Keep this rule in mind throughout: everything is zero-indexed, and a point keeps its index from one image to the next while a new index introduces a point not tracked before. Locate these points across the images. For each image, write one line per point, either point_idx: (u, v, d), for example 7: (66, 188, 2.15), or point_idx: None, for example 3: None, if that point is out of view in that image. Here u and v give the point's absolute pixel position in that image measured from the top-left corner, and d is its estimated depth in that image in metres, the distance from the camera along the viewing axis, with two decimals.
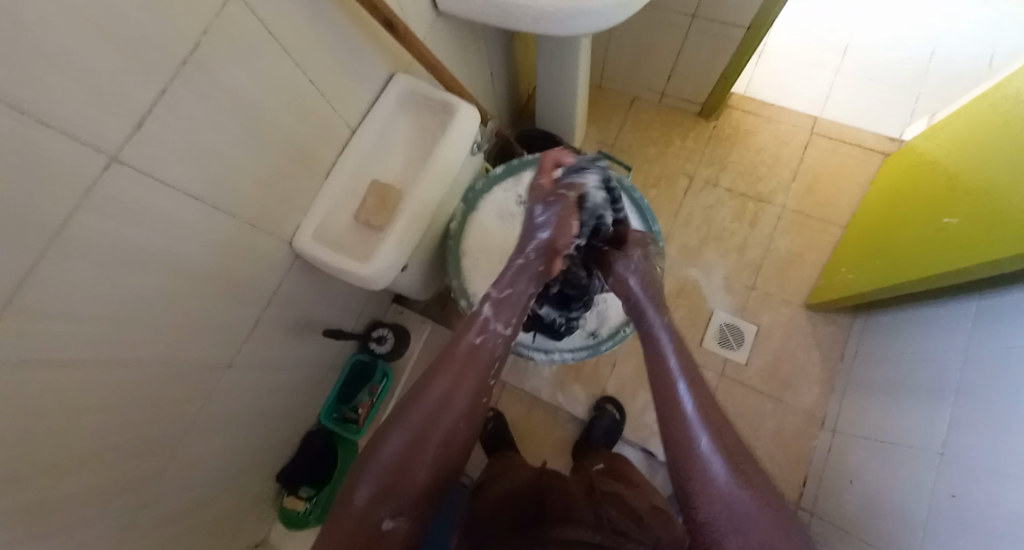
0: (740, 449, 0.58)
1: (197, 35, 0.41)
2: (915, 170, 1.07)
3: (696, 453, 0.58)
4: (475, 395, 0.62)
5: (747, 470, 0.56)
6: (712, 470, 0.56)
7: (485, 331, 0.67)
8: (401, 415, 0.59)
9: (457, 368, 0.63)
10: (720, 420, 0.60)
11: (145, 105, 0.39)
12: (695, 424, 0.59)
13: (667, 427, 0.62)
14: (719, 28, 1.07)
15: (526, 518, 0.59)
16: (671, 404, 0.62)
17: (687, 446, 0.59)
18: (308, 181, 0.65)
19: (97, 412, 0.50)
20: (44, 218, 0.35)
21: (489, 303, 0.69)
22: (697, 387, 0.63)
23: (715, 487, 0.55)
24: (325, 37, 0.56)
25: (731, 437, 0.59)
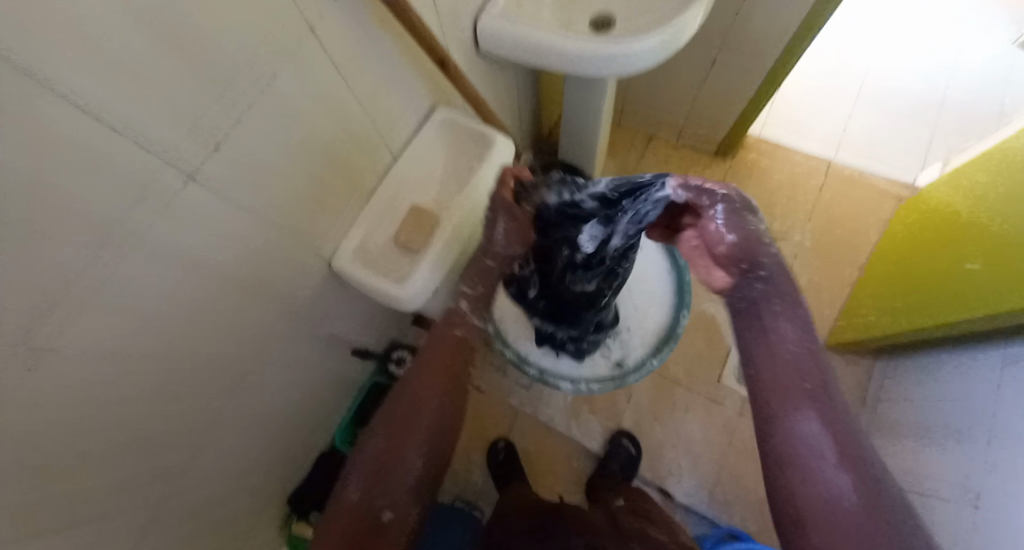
0: (868, 469, 0.47)
1: (271, 68, 0.45)
2: (932, 216, 1.10)
3: (811, 463, 0.48)
4: (456, 383, 0.62)
5: (874, 489, 0.46)
6: (829, 478, 0.47)
7: (468, 324, 0.65)
8: (386, 413, 0.59)
9: (434, 363, 0.62)
10: (845, 431, 0.49)
11: (222, 129, 0.43)
12: (801, 417, 0.50)
13: (771, 425, 0.52)
14: (738, 71, 1.12)
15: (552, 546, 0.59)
16: (777, 401, 0.52)
17: (800, 452, 0.49)
18: (352, 202, 0.67)
19: (132, 417, 0.51)
20: (118, 224, 0.38)
21: (464, 297, 0.64)
22: (817, 385, 0.52)
23: (832, 502, 0.46)
24: (380, 72, 0.60)
25: (861, 454, 0.48)
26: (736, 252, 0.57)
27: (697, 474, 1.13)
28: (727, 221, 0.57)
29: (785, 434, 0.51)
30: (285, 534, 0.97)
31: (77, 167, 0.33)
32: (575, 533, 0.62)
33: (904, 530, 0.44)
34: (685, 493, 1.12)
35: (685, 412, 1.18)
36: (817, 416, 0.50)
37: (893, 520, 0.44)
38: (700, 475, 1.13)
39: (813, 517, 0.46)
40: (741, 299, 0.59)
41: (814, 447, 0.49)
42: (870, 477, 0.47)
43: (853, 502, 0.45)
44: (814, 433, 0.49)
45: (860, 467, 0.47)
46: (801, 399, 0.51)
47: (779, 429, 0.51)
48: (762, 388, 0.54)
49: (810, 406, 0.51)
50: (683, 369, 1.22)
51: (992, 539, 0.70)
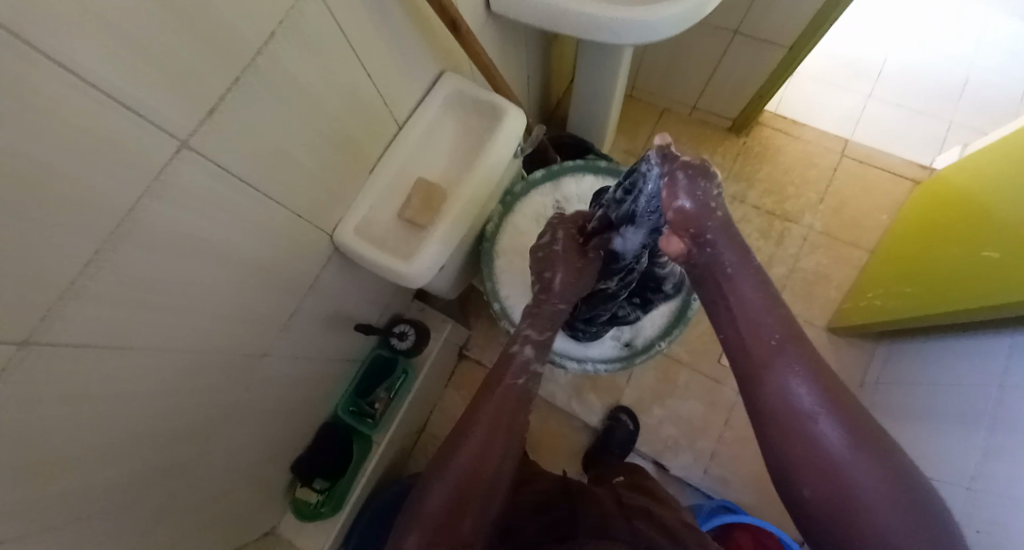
0: (847, 403, 0.48)
1: (271, 26, 0.40)
2: (950, 199, 1.07)
3: (797, 418, 0.47)
4: (514, 436, 0.58)
5: (864, 432, 0.46)
6: (820, 432, 0.46)
7: (527, 373, 0.62)
8: (445, 464, 0.55)
9: (500, 417, 0.58)
10: (822, 370, 0.49)
11: (220, 94, 0.39)
12: (782, 371, 0.49)
13: (754, 385, 0.50)
14: (760, 44, 1.06)
15: (563, 526, 0.61)
16: (759, 360, 0.50)
17: (785, 410, 0.48)
18: (357, 175, 0.65)
19: (142, 398, 0.49)
20: (118, 203, 0.35)
21: (530, 343, 0.63)
22: (786, 328, 0.50)
23: (827, 456, 0.46)
24: (386, 34, 0.56)
25: (842, 394, 0.48)
26: (684, 224, 0.50)
27: (694, 452, 1.15)
28: (682, 189, 0.49)
29: (769, 392, 0.49)
30: (290, 502, 0.98)
31: (72, 143, 0.30)
32: (583, 511, 0.63)
33: (887, 460, 0.45)
34: (681, 469, 1.14)
35: (686, 392, 1.19)
36: (797, 365, 0.49)
37: (879, 451, 0.45)
38: (698, 453, 1.15)
39: (807, 469, 0.46)
40: (703, 256, 0.53)
41: (798, 401, 0.48)
42: (858, 421, 0.47)
43: (842, 447, 0.46)
44: (796, 385, 0.48)
45: (846, 410, 0.47)
46: (777, 353, 0.49)
47: (760, 387, 0.50)
48: (737, 345, 0.52)
49: (785, 357, 0.49)
50: (685, 349, 1.21)
51: (993, 525, 0.71)
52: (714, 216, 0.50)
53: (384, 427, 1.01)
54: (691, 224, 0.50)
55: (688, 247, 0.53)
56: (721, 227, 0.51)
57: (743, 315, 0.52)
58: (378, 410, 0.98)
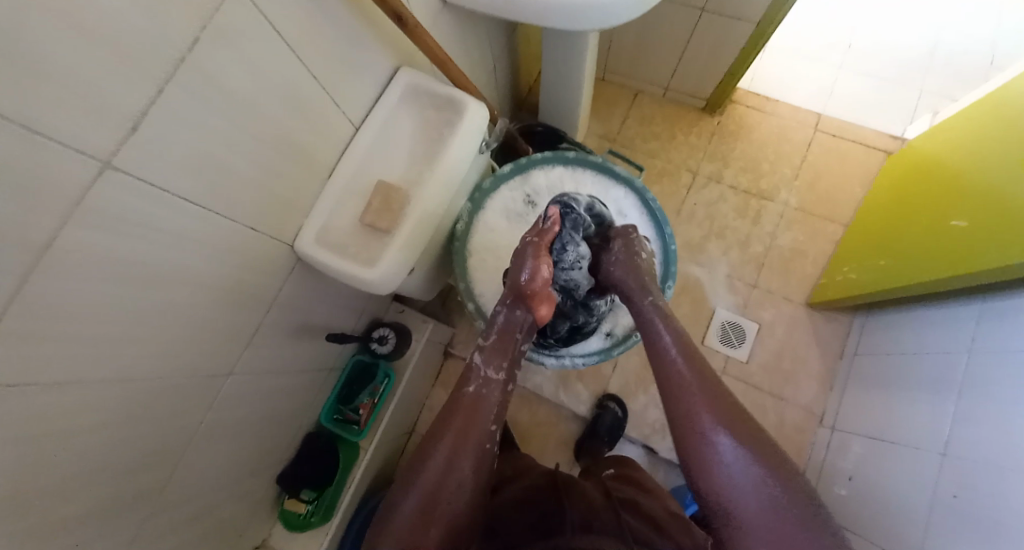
0: (745, 421, 0.55)
1: (192, 30, 0.38)
2: (919, 168, 1.07)
3: (695, 426, 0.56)
4: (480, 446, 0.60)
5: (725, 404, 0.57)
6: (690, 398, 0.58)
7: (479, 380, 0.66)
8: (414, 474, 0.57)
9: (461, 423, 0.61)
10: (724, 397, 0.57)
11: (140, 108, 0.36)
12: (671, 357, 0.63)
13: (669, 403, 0.59)
14: (727, 20, 1.04)
15: (550, 523, 0.59)
16: (671, 384, 0.60)
17: (688, 424, 0.56)
18: (311, 181, 0.63)
19: (95, 428, 0.47)
20: (31, 233, 0.32)
21: (478, 351, 0.69)
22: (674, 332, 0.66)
23: (694, 420, 0.56)
24: (326, 32, 0.53)
25: (713, 379, 0.60)
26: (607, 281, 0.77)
27: None
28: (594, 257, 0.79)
29: (662, 372, 0.62)
30: (278, 512, 0.98)
31: None
32: (570, 506, 0.62)
33: (741, 425, 0.55)
34: (669, 452, 1.15)
35: None
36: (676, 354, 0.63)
37: (735, 419, 0.55)
38: None
39: (691, 449, 0.56)
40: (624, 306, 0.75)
41: (699, 414, 0.56)
42: (720, 395, 0.58)
43: (713, 423, 0.55)
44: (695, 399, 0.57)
45: (712, 387, 0.58)
46: (666, 348, 0.64)
47: (658, 371, 0.63)
48: (661, 377, 0.62)
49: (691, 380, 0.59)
50: None
51: (962, 488, 0.72)
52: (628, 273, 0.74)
53: (371, 432, 1.00)
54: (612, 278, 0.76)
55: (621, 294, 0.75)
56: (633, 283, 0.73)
57: (648, 326, 0.68)
58: (362, 416, 0.98)
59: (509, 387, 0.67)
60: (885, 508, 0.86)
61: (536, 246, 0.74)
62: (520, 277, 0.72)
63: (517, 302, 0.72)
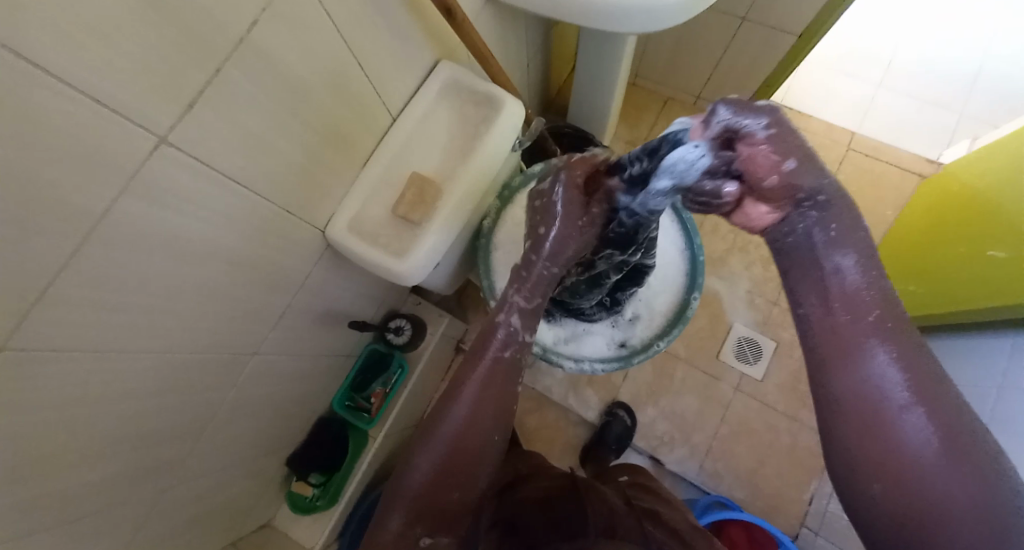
0: (954, 412, 0.37)
1: (254, 13, 0.38)
2: (954, 195, 1.04)
3: (881, 422, 0.38)
4: (502, 408, 0.52)
5: (952, 416, 0.37)
6: (902, 412, 0.38)
7: (511, 345, 0.54)
8: (429, 432, 0.51)
9: (491, 385, 0.52)
10: (918, 362, 0.39)
11: (200, 85, 0.37)
12: (864, 341, 0.40)
13: (837, 372, 0.40)
14: (769, 32, 1.02)
15: (571, 525, 0.58)
16: (838, 338, 0.41)
17: (866, 395, 0.39)
18: (347, 169, 0.63)
19: (124, 398, 0.48)
20: (88, 204, 0.33)
21: (517, 312, 0.54)
22: (888, 311, 0.40)
23: (903, 443, 0.37)
24: (378, 23, 0.54)
25: (935, 382, 0.38)
26: (789, 187, 0.41)
27: (689, 447, 1.15)
28: (767, 144, 0.40)
29: (848, 369, 0.40)
30: (286, 494, 0.99)
31: (46, 140, 0.28)
32: (592, 509, 0.60)
33: (973, 454, 0.36)
34: (676, 464, 1.14)
35: (682, 387, 1.18)
36: (890, 355, 0.39)
37: (967, 447, 0.36)
38: (693, 448, 1.15)
39: (870, 466, 0.38)
40: (792, 234, 0.44)
41: (879, 382, 0.39)
42: (948, 414, 0.37)
43: (919, 433, 0.37)
44: (878, 363, 0.39)
45: (933, 395, 0.38)
46: (867, 335, 0.40)
47: (838, 364, 0.41)
48: (810, 330, 0.43)
49: (873, 331, 0.40)
50: (683, 344, 1.21)
51: None
52: (823, 172, 0.42)
53: (380, 421, 1.00)
54: (797, 186, 0.41)
55: (782, 217, 0.44)
56: (832, 195, 0.42)
57: (837, 290, 0.42)
58: (374, 405, 0.98)
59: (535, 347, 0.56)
60: None
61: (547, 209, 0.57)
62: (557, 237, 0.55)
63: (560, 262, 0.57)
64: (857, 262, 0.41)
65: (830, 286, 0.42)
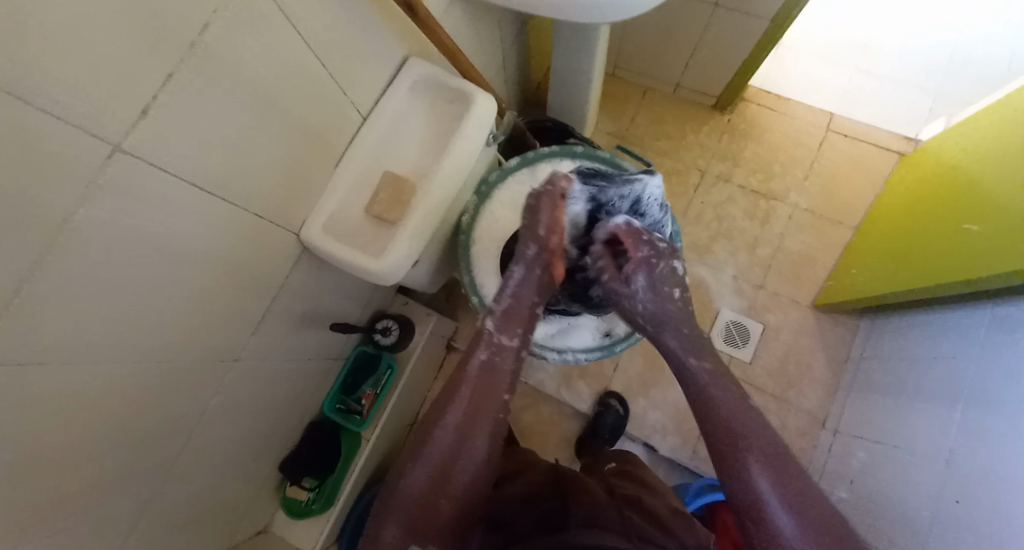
0: (807, 499, 0.55)
1: (206, 14, 0.37)
2: (933, 170, 1.05)
3: (761, 520, 0.55)
4: (492, 418, 0.61)
5: (817, 515, 0.54)
6: (779, 522, 0.54)
7: (492, 347, 0.65)
8: (423, 445, 0.59)
9: (474, 394, 0.62)
10: (784, 466, 0.57)
11: (153, 90, 0.36)
12: (743, 454, 0.58)
13: (725, 481, 0.58)
14: (743, 19, 1.02)
15: (554, 518, 0.59)
16: (728, 456, 0.59)
17: (752, 501, 0.56)
18: (320, 171, 0.63)
19: (104, 408, 0.48)
20: (44, 215, 0.32)
21: (491, 317, 0.67)
22: (752, 428, 0.59)
23: (790, 548, 0.52)
24: (341, 22, 0.53)
25: (798, 481, 0.56)
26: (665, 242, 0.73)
27: (682, 434, 1.16)
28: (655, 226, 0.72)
29: (739, 486, 0.57)
30: (280, 499, 0.99)
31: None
32: (574, 500, 0.61)
33: (841, 544, 0.52)
34: (669, 452, 1.15)
35: (673, 375, 1.19)
36: (760, 463, 0.57)
37: (832, 534, 0.53)
38: (686, 434, 1.15)
39: None
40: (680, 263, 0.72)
41: (758, 488, 0.56)
42: (814, 518, 0.53)
43: (789, 526, 0.53)
44: (756, 473, 0.56)
45: (802, 503, 0.54)
46: (742, 448, 0.58)
47: (732, 481, 0.57)
48: (711, 449, 0.61)
49: (749, 446, 0.58)
50: None
51: (965, 496, 0.72)
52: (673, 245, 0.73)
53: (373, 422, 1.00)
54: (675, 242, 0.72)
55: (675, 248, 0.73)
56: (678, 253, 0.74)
57: (714, 417, 0.61)
58: (365, 406, 0.98)
59: (524, 352, 0.66)
60: (889, 517, 0.86)
61: (550, 198, 0.72)
62: (540, 231, 0.70)
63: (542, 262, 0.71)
64: (723, 391, 0.63)
65: (711, 414, 0.62)
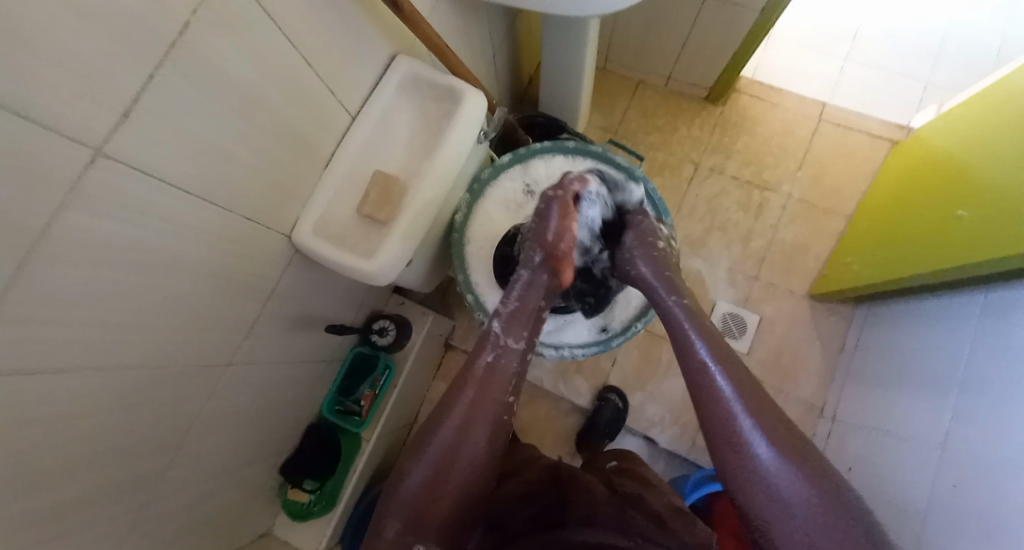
0: (778, 418, 0.54)
1: (185, 13, 0.37)
2: (925, 156, 1.05)
3: (731, 437, 0.53)
4: (496, 418, 0.60)
5: (787, 434, 0.52)
6: (749, 441, 0.52)
7: (499, 348, 0.64)
8: (425, 443, 0.57)
9: (477, 393, 0.60)
10: (756, 389, 0.56)
11: (133, 92, 0.35)
12: (715, 376, 0.57)
13: (698, 405, 0.57)
14: (732, 10, 1.02)
15: (550, 516, 0.60)
16: (701, 380, 0.58)
17: (721, 420, 0.55)
18: (308, 172, 0.62)
19: (95, 415, 0.47)
20: (25, 225, 0.32)
21: (498, 318, 0.66)
22: (726, 358, 0.59)
23: (758, 464, 0.51)
24: (325, 22, 0.53)
25: (767, 404, 0.55)
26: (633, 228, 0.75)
27: (680, 425, 1.16)
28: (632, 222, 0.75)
29: (711, 409, 0.56)
30: (279, 502, 0.98)
31: None
32: (573, 501, 0.62)
33: (807, 459, 0.51)
34: (667, 444, 1.15)
35: (670, 367, 1.19)
36: (731, 386, 0.56)
37: (799, 451, 0.51)
38: (684, 426, 1.16)
39: (736, 477, 0.52)
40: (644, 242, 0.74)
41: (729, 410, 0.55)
42: (784, 436, 0.52)
43: (756, 440, 0.52)
44: (727, 395, 0.55)
45: (773, 423, 0.53)
46: (714, 372, 0.58)
47: (704, 405, 0.57)
48: (687, 377, 0.60)
49: (720, 371, 0.57)
50: None
51: (961, 480, 0.72)
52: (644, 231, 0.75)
53: (372, 424, 1.00)
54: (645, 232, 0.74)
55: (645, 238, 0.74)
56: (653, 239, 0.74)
57: (686, 348, 0.61)
58: (363, 408, 0.98)
59: (529, 355, 0.65)
60: (888, 503, 0.86)
61: (562, 203, 0.71)
62: (547, 234, 0.70)
63: (550, 266, 0.70)
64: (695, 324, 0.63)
65: (684, 346, 0.62)
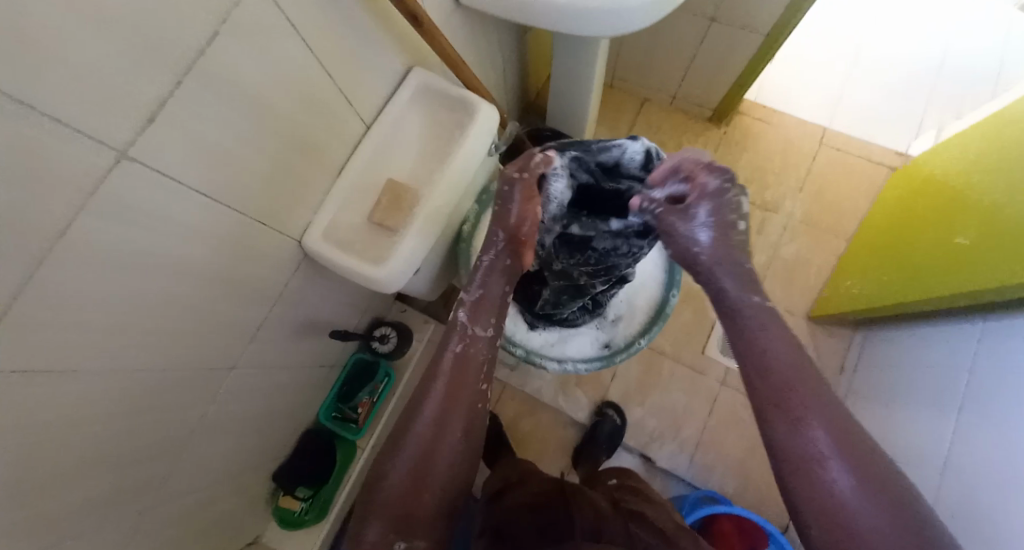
0: (865, 452, 0.46)
1: (212, 25, 0.38)
2: (923, 183, 1.07)
3: (811, 467, 0.46)
4: (470, 404, 0.61)
5: (875, 470, 0.45)
6: (832, 473, 0.45)
7: (466, 337, 0.64)
8: (401, 439, 0.57)
9: (450, 384, 0.61)
10: (841, 414, 0.48)
11: (158, 98, 0.36)
12: (794, 395, 0.49)
13: (769, 424, 0.50)
14: (737, 34, 1.05)
15: (560, 528, 0.57)
16: (775, 398, 0.50)
17: (799, 446, 0.47)
18: (320, 178, 0.63)
19: (99, 417, 0.47)
20: (40, 223, 0.32)
21: (463, 307, 0.66)
22: (809, 377, 0.50)
23: (838, 499, 0.44)
24: (344, 33, 0.54)
25: (857, 434, 0.47)
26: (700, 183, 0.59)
27: (679, 442, 1.16)
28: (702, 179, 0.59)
29: (787, 432, 0.48)
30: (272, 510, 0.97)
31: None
32: (578, 512, 0.61)
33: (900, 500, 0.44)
34: (666, 461, 1.15)
35: (670, 383, 1.19)
36: (815, 410, 0.48)
37: (890, 491, 0.44)
38: (682, 443, 1.15)
39: (809, 508, 0.46)
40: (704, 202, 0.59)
41: (809, 437, 0.47)
42: (872, 471, 0.45)
43: (840, 475, 0.45)
44: (809, 421, 0.48)
45: (859, 455, 0.46)
46: (796, 391, 0.49)
47: (779, 425, 0.49)
48: (754, 390, 0.52)
49: (803, 391, 0.49)
50: (669, 341, 1.22)
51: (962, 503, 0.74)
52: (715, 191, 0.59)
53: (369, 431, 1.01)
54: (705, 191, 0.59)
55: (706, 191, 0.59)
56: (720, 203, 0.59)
57: (759, 357, 0.52)
58: (361, 415, 0.98)
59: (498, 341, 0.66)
60: None
61: (526, 186, 0.66)
62: (509, 217, 0.66)
63: (512, 250, 0.68)
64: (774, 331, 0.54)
65: (755, 354, 0.53)
